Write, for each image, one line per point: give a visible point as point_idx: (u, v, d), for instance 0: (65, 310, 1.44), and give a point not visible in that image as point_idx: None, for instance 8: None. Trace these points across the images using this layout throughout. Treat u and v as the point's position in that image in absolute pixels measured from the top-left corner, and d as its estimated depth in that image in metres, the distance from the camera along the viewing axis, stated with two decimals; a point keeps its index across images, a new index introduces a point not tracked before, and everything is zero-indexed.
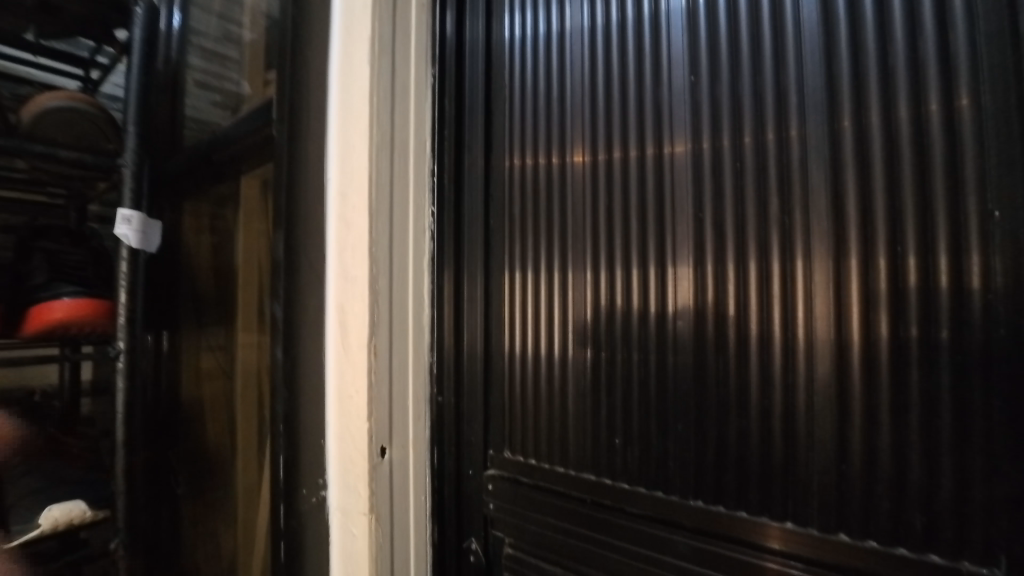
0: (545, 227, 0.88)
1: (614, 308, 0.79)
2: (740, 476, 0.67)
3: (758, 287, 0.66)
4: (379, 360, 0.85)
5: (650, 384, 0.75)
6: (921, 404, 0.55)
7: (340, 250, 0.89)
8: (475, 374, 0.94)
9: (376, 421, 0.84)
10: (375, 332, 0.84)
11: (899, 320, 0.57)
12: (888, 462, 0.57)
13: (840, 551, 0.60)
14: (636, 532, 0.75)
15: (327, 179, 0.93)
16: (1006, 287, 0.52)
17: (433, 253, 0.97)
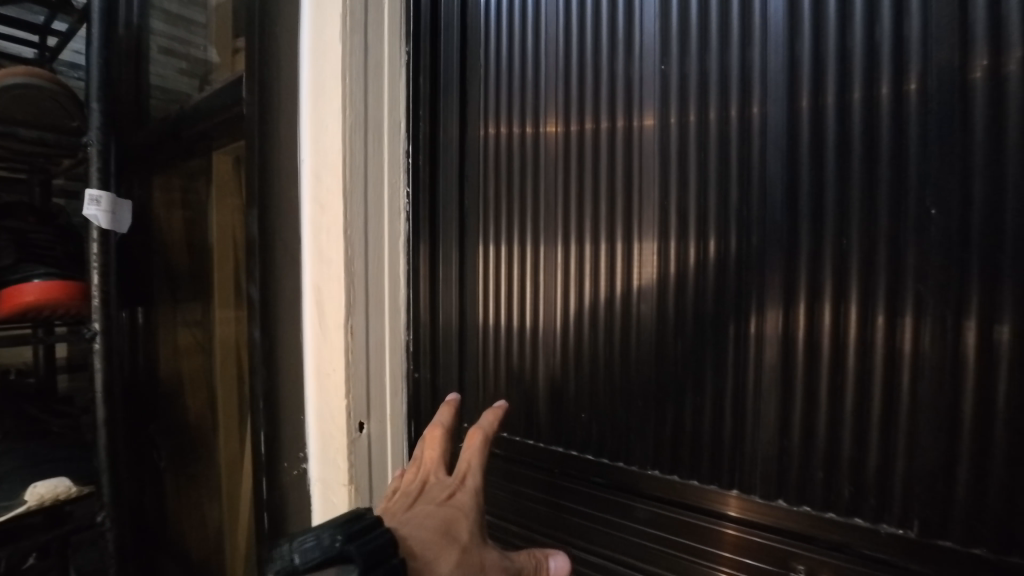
0: (520, 197, 0.89)
1: (583, 290, 0.82)
2: (694, 450, 0.72)
3: (717, 276, 0.70)
4: (356, 340, 0.88)
5: (614, 365, 0.79)
6: (855, 388, 0.61)
7: (315, 233, 0.90)
8: (449, 352, 0.96)
9: (353, 398, 0.88)
10: (352, 313, 0.87)
11: (840, 310, 0.61)
12: (824, 439, 0.63)
13: (777, 515, 0.66)
14: (607, 501, 0.81)
15: (301, 160, 0.92)
16: (936, 282, 0.56)
17: (408, 233, 0.98)
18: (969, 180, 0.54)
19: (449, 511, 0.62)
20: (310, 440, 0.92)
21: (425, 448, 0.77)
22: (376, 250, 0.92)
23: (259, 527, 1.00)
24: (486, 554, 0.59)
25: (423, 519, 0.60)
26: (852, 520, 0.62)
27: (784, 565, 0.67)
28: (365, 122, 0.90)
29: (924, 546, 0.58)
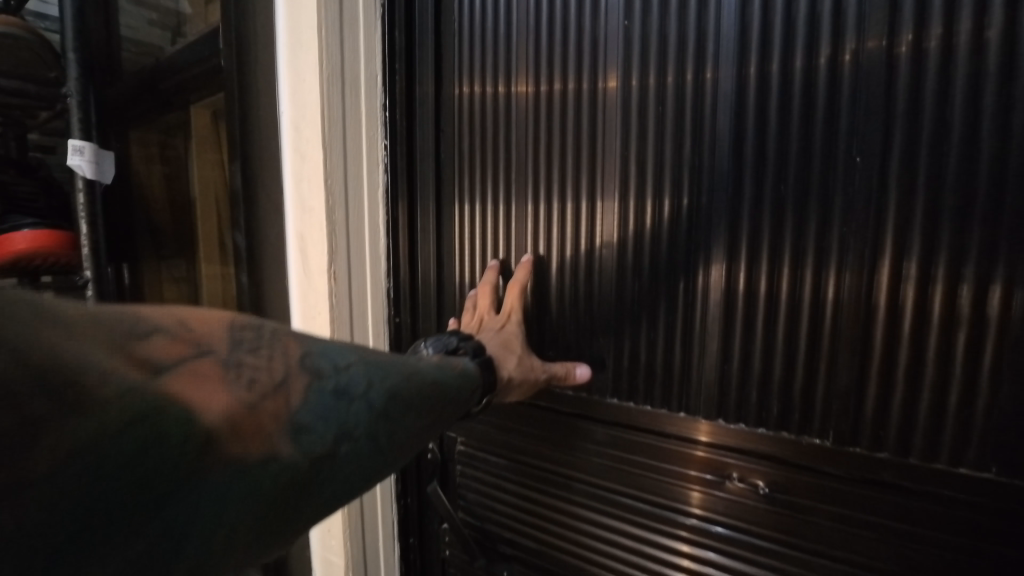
0: (493, 154, 0.93)
1: (552, 240, 0.88)
2: (647, 379, 0.81)
3: (671, 222, 0.77)
4: (339, 285, 0.96)
5: (579, 306, 0.87)
6: (787, 319, 0.69)
7: (296, 183, 0.94)
8: (429, 300, 1.02)
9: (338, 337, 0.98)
10: (335, 258, 0.94)
11: (777, 250, 0.69)
12: (759, 364, 0.72)
13: (720, 433, 0.76)
14: (590, 433, 0.88)
15: (280, 112, 0.95)
16: (858, 224, 0.64)
17: (387, 183, 1.00)
18: (890, 131, 0.62)
19: (504, 339, 0.84)
20: None
21: (478, 297, 0.91)
22: (355, 201, 0.97)
23: None
24: (533, 359, 0.85)
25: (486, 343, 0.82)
26: (782, 433, 0.72)
27: (721, 475, 0.77)
28: (342, 76, 0.93)
29: (839, 451, 0.68)
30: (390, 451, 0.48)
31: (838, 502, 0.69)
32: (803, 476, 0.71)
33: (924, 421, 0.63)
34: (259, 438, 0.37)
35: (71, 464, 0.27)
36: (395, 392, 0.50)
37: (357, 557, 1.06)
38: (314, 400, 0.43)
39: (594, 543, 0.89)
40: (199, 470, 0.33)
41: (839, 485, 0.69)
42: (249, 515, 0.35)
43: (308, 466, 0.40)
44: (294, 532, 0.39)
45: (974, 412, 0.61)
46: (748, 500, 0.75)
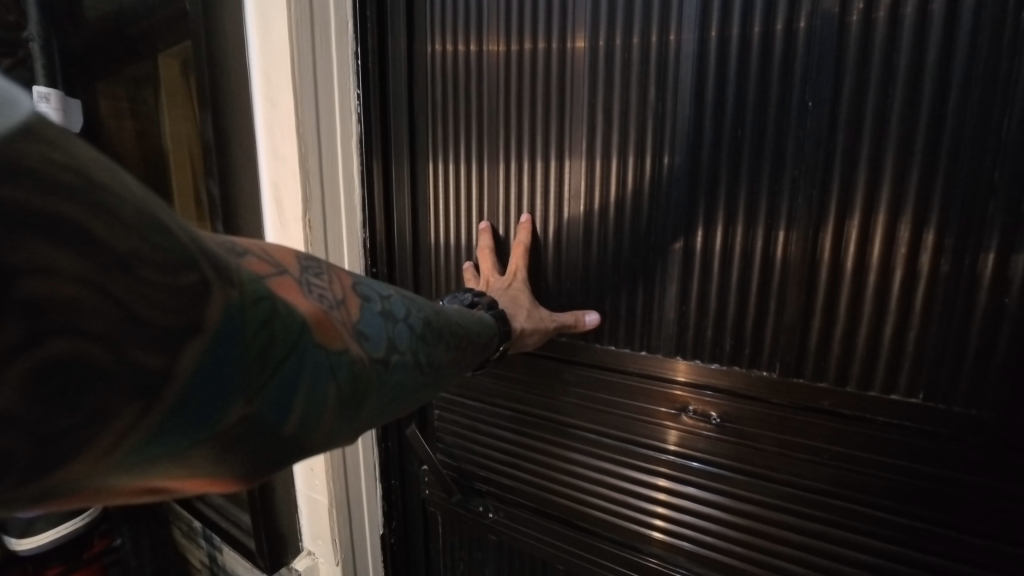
0: (465, 114, 0.94)
1: (523, 195, 0.91)
2: (610, 317, 0.87)
3: (634, 173, 0.80)
4: (314, 233, 0.99)
5: (548, 253, 0.91)
6: (741, 259, 0.74)
7: (269, 130, 0.96)
8: (405, 252, 1.05)
9: None
10: (308, 207, 0.97)
11: (731, 196, 0.73)
12: (714, 303, 0.77)
13: (679, 369, 0.82)
14: (572, 375, 0.92)
15: (251, 59, 0.96)
16: (807, 168, 0.68)
17: (360, 134, 1.01)
18: (839, 77, 0.65)
19: (513, 299, 0.86)
20: None
21: (483, 263, 0.93)
22: (329, 150, 0.99)
23: None
24: (543, 311, 0.87)
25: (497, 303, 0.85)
26: (734, 367, 0.78)
27: (679, 408, 0.83)
28: (311, 20, 0.92)
29: (785, 382, 0.74)
30: (428, 368, 0.57)
31: (783, 428, 0.75)
32: (752, 406, 0.77)
33: (860, 352, 0.68)
34: (340, 337, 0.46)
35: (223, 318, 0.36)
36: (430, 324, 0.60)
37: (342, 494, 1.12)
38: (375, 315, 0.52)
39: (563, 476, 0.96)
40: (299, 352, 0.42)
41: (786, 413, 0.75)
42: (331, 390, 0.44)
43: (373, 363, 0.49)
44: (362, 417, 0.48)
45: (905, 342, 0.66)
46: (702, 429, 0.81)
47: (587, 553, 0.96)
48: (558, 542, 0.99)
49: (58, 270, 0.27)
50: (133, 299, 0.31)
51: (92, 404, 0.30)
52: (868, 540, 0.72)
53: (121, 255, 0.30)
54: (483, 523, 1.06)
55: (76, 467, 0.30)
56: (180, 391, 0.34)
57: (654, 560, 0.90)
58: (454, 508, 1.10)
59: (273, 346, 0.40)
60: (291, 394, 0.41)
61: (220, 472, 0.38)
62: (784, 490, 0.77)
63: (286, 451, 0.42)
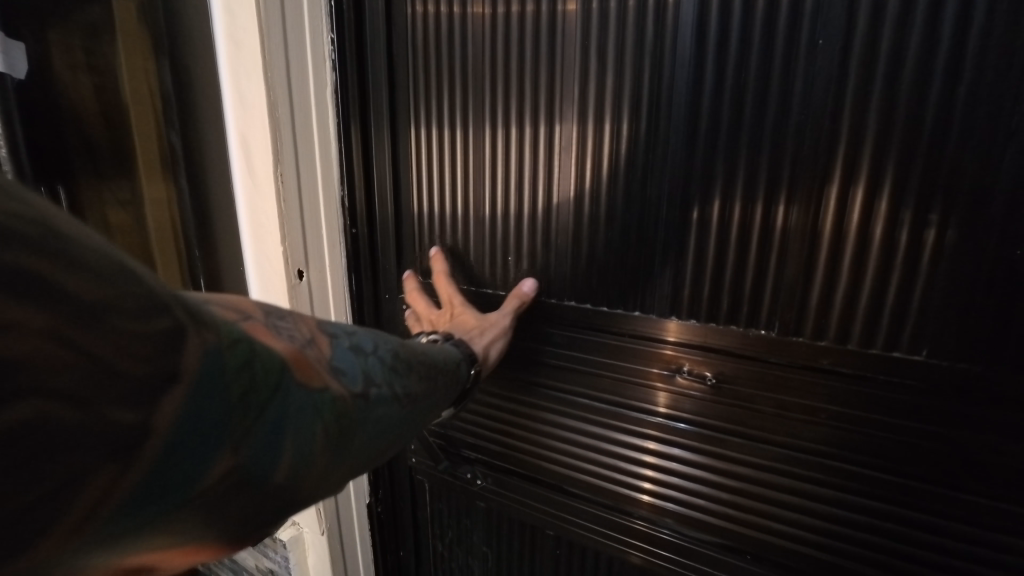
0: (447, 79, 0.87)
1: (510, 167, 0.85)
2: (602, 277, 0.82)
3: (629, 131, 0.75)
4: (287, 189, 0.91)
5: (538, 218, 0.85)
6: (741, 213, 0.70)
7: (234, 76, 0.89)
8: (386, 218, 0.99)
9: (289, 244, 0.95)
10: (280, 161, 0.90)
11: (732, 148, 0.69)
12: (712, 260, 0.73)
13: (674, 330, 0.78)
14: (554, 337, 0.89)
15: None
16: (814, 113, 0.64)
17: (336, 82, 0.93)
18: (854, 9, 0.60)
19: (461, 320, 0.88)
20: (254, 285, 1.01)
21: (416, 306, 0.96)
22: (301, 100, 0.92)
23: None
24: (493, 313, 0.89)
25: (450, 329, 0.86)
26: (731, 327, 0.74)
27: (673, 369, 0.80)
28: None
29: (783, 341, 0.71)
30: (406, 399, 0.59)
31: (779, 388, 0.73)
32: (749, 366, 0.74)
33: (863, 307, 0.66)
34: (318, 375, 0.48)
35: (201, 364, 0.37)
36: (398, 355, 0.62)
37: None
38: (346, 351, 0.54)
39: (552, 441, 0.93)
40: (282, 393, 0.43)
41: (784, 372, 0.72)
42: (314, 433, 0.45)
43: (354, 398, 0.51)
44: (351, 456, 0.50)
45: (909, 295, 0.63)
46: (696, 390, 0.79)
47: (574, 519, 0.95)
48: (546, 507, 0.97)
49: (31, 323, 0.29)
50: (107, 348, 0.32)
51: (65, 463, 0.30)
52: (860, 498, 0.71)
53: (96, 306, 0.32)
54: (471, 490, 1.04)
55: (58, 536, 0.30)
56: (160, 448, 0.34)
57: (642, 523, 0.89)
58: (441, 475, 1.07)
59: (254, 389, 0.41)
60: (280, 438, 0.42)
61: (215, 524, 0.40)
62: (779, 453, 0.75)
63: (282, 496, 0.43)
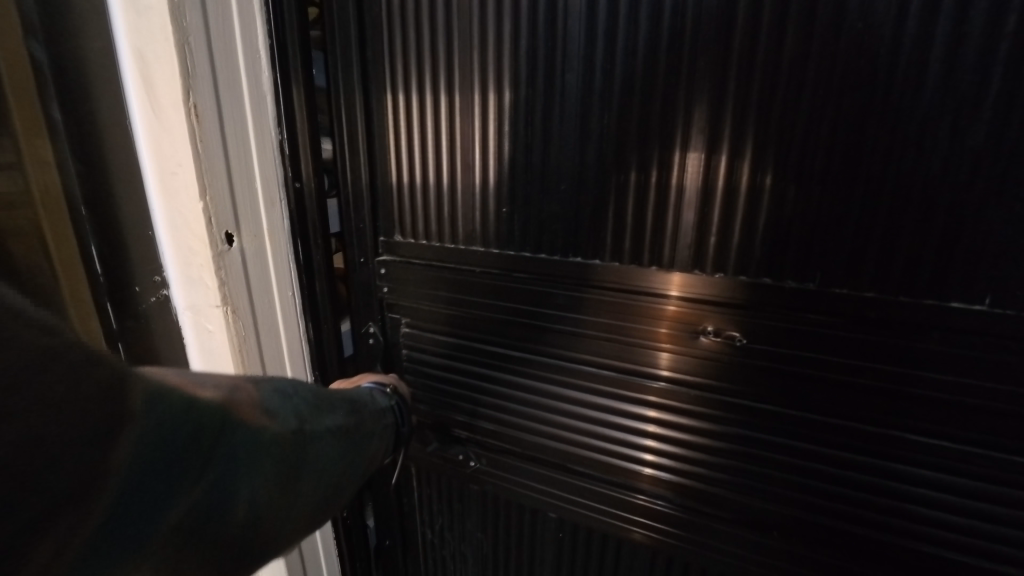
0: (425, 16, 0.71)
1: (500, 129, 0.71)
2: (612, 231, 0.69)
3: (647, 61, 0.61)
4: (205, 125, 0.71)
5: (532, 169, 0.71)
6: (780, 144, 0.59)
7: None
8: (354, 172, 0.83)
9: (212, 202, 0.74)
10: (191, 82, 0.68)
11: (774, 70, 0.57)
12: (743, 204, 0.62)
13: (698, 281, 0.67)
14: (536, 295, 0.76)
15: None
16: (877, 19, 0.53)
17: None
18: None
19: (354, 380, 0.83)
20: (167, 260, 0.78)
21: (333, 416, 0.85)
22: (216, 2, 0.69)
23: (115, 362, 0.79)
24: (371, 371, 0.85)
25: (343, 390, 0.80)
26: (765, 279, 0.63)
27: (696, 331, 0.68)
28: None
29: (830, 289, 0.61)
30: (344, 431, 0.58)
31: (826, 345, 0.62)
32: (774, 322, 0.64)
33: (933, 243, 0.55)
34: (254, 415, 0.46)
35: (146, 402, 0.36)
36: (322, 392, 0.59)
37: None
38: (273, 394, 0.51)
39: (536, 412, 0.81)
40: (226, 431, 0.42)
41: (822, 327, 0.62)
42: (268, 462, 0.45)
43: (293, 433, 0.50)
44: (302, 491, 0.49)
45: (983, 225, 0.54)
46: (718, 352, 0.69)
47: (567, 495, 0.86)
48: (538, 487, 0.88)
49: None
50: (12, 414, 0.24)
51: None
52: (900, 464, 0.63)
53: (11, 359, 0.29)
54: (465, 473, 0.93)
55: None
56: (118, 490, 0.33)
57: (641, 496, 0.80)
58: (432, 458, 0.96)
59: (202, 429, 0.40)
60: (237, 465, 0.42)
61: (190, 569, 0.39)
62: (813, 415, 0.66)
63: (241, 544, 0.42)
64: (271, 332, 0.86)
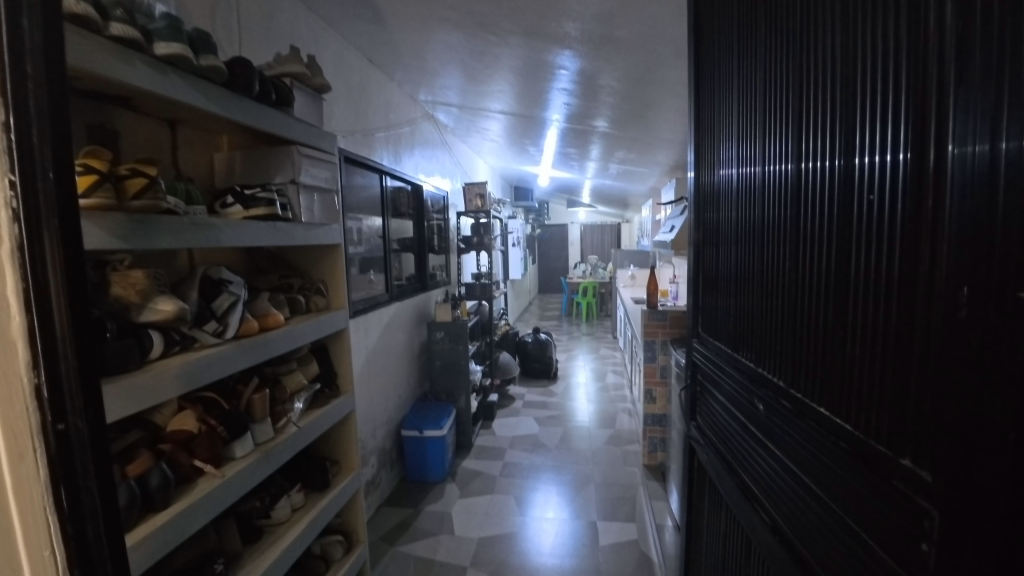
0: (718, 219, 0.91)
1: (721, 294, 0.89)
2: (742, 376, 0.76)
3: (761, 262, 0.70)
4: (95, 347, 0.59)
5: (730, 331, 0.84)
6: (818, 313, 0.55)
7: None
8: (249, 349, 0.82)
9: (113, 407, 0.59)
10: None
11: (796, 258, 0.60)
12: (815, 364, 0.55)
13: (765, 422, 0.67)
14: (720, 415, 0.86)
15: (183, 149, 0.90)
16: (836, 218, 0.51)
17: (233, 203, 0.83)
18: (852, 120, 0.49)
19: (710, 494, 0.95)
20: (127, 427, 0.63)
21: (700, 508, 1.02)
22: (196, 210, 0.75)
23: (247, 503, 0.94)
24: (702, 489, 1.01)
25: (709, 495, 0.96)
26: (784, 414, 0.61)
27: (766, 480, 0.67)
28: (155, 109, 0.77)
29: (822, 421, 0.53)
30: None
31: (803, 457, 0.56)
32: (769, 431, 0.65)
33: (910, 395, 0.40)
34: None
35: None
36: (759, 483, 0.69)
37: (305, 545, 0.97)
38: None
39: None
40: None
41: (780, 453, 0.62)
42: None
43: None
44: (782, 521, 0.61)
45: None
46: (794, 486, 0.58)
47: None
48: None
49: None
50: None
51: None
52: None
53: None
54: None
55: None
56: None
57: None
58: None
59: None
60: None
61: None
62: (830, 537, 0.51)
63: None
64: (229, 494, 0.78)
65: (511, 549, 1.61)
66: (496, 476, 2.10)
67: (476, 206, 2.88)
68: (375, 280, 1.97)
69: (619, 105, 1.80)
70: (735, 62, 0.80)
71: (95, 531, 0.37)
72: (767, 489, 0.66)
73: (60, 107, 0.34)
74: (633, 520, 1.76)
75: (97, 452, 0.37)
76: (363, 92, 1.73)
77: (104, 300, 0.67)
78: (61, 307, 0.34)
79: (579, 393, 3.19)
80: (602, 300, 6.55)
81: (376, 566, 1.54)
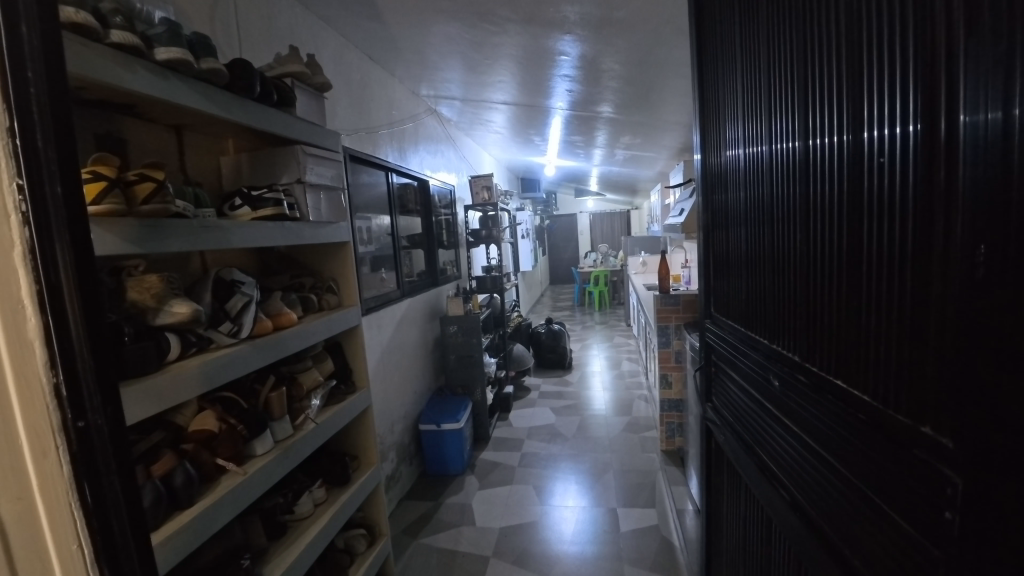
0: (725, 199, 0.90)
1: (731, 273, 0.88)
2: (757, 353, 0.75)
3: (772, 239, 0.69)
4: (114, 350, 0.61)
5: (741, 310, 0.83)
6: (832, 286, 0.54)
7: None
8: (263, 348, 0.83)
9: (134, 408, 0.60)
10: None
11: (807, 232, 0.59)
12: (830, 338, 0.54)
13: (781, 398, 0.66)
14: (735, 394, 0.86)
15: (189, 153, 0.91)
16: (845, 189, 0.50)
17: (241, 205, 0.83)
18: (858, 90, 0.47)
19: (728, 473, 0.94)
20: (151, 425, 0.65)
21: (719, 488, 1.01)
22: (206, 213, 0.77)
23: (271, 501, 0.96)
24: (720, 469, 1.00)
25: (727, 474, 0.95)
26: (800, 389, 0.61)
27: (784, 456, 0.66)
28: (159, 114, 0.78)
29: (839, 396, 0.52)
30: None
31: (821, 432, 0.55)
32: (785, 408, 0.65)
33: (929, 362, 0.40)
34: None
35: None
36: (778, 460, 0.68)
37: (328, 539, 0.99)
38: None
39: None
40: None
41: (797, 429, 0.61)
42: None
43: None
44: (802, 497, 0.61)
45: None
46: (813, 461, 0.57)
47: None
48: None
49: None
50: None
51: None
52: None
53: None
54: None
55: None
56: None
57: None
58: None
59: None
60: None
61: None
62: (851, 510, 0.50)
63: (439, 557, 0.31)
64: (252, 489, 0.79)
65: (533, 538, 1.62)
66: (514, 467, 2.11)
67: (483, 199, 2.87)
68: (386, 277, 1.99)
69: (622, 89, 1.77)
70: (737, 39, 0.78)
71: (120, 524, 0.38)
72: (785, 464, 0.65)
73: (63, 120, 0.35)
74: (653, 505, 1.76)
75: (116, 449, 0.38)
76: (365, 89, 1.73)
77: (121, 305, 0.68)
78: (74, 309, 0.35)
79: (594, 382, 3.19)
80: (613, 288, 6.52)
81: (400, 558, 1.56)
